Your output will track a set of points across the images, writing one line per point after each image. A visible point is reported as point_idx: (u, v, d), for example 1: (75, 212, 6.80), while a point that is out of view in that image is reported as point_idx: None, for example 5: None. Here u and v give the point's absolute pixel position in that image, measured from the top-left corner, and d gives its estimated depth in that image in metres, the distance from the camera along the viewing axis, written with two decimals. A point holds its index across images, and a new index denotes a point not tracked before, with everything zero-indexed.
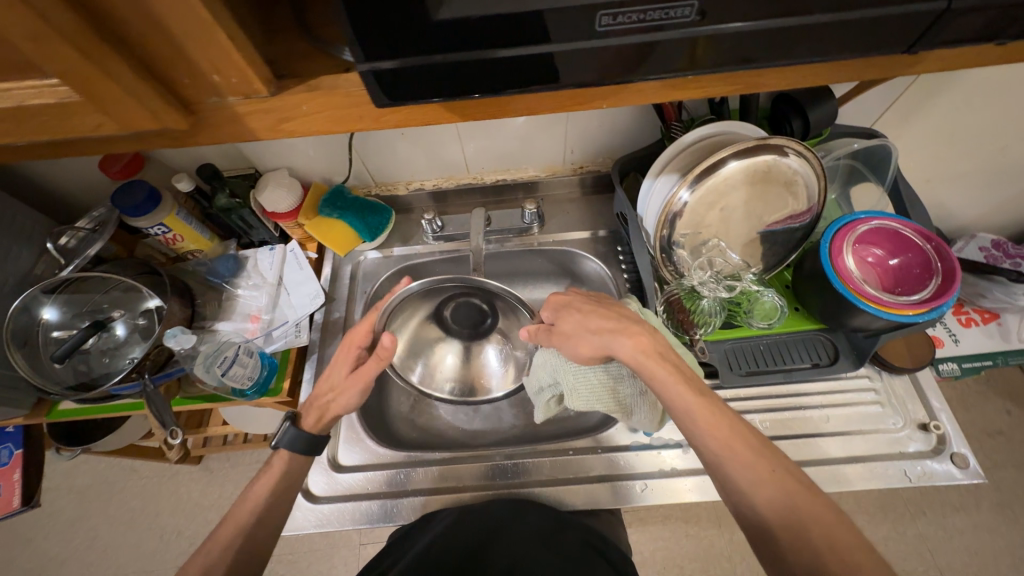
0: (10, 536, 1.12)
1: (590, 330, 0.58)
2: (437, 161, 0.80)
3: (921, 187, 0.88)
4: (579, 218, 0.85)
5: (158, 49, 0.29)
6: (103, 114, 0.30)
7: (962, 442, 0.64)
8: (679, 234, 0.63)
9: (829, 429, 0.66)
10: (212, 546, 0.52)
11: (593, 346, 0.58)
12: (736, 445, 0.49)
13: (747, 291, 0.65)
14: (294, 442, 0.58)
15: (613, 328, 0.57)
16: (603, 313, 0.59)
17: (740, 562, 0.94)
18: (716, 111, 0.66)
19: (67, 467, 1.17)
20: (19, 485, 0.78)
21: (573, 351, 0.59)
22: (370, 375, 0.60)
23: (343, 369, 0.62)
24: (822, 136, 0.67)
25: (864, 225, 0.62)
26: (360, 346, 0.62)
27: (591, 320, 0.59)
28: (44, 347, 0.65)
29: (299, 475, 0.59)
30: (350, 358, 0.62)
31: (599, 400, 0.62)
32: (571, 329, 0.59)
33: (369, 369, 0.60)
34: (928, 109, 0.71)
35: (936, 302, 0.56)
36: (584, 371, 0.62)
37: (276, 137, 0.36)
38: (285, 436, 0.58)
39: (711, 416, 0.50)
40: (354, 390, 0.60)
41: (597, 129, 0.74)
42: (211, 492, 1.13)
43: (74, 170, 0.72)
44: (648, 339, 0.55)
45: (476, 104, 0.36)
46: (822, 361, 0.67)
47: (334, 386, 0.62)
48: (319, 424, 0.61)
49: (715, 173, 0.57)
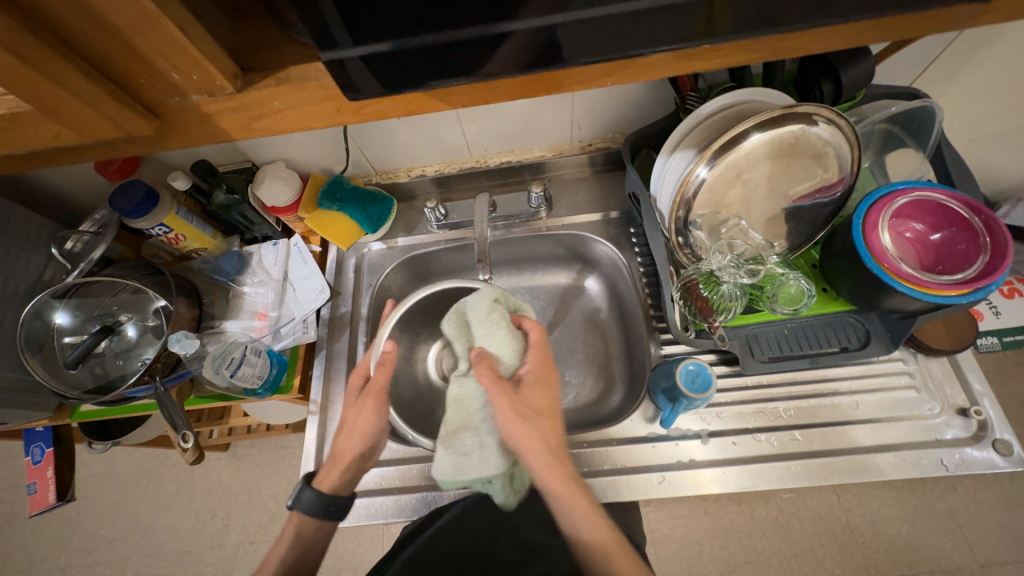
0: (58, 521, 1.18)
1: (532, 408, 0.55)
2: (438, 144, 0.76)
3: (964, 148, 0.80)
4: (589, 199, 0.81)
5: (105, 44, 0.26)
6: (57, 121, 0.28)
7: (1005, 428, 0.60)
8: (696, 214, 0.59)
9: (859, 416, 0.62)
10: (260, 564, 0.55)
11: (521, 429, 0.53)
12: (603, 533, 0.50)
13: (771, 274, 0.62)
14: (310, 508, 0.56)
15: (550, 413, 0.56)
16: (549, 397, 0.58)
17: (761, 538, 0.93)
18: (737, 76, 0.60)
19: (105, 456, 1.22)
20: (52, 481, 0.81)
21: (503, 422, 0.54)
22: (381, 388, 0.60)
23: (352, 401, 0.62)
24: (854, 100, 0.61)
25: (903, 197, 0.57)
26: (365, 376, 0.63)
27: (542, 395, 0.57)
28: (60, 352, 0.66)
29: (312, 542, 0.57)
30: (355, 386, 0.62)
31: (453, 410, 0.59)
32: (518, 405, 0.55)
33: (379, 379, 0.60)
34: (978, 60, 0.63)
35: (982, 281, 0.51)
36: (478, 399, 0.59)
37: (251, 136, 0.34)
38: (303, 498, 0.56)
39: (588, 510, 0.51)
40: (367, 409, 0.60)
41: (606, 103, 0.69)
42: (239, 477, 1.17)
43: (72, 171, 0.71)
44: (554, 431, 0.55)
45: (465, 89, 0.33)
46: (851, 345, 0.63)
47: (347, 422, 0.61)
48: (335, 481, 0.58)
49: (736, 148, 0.52)
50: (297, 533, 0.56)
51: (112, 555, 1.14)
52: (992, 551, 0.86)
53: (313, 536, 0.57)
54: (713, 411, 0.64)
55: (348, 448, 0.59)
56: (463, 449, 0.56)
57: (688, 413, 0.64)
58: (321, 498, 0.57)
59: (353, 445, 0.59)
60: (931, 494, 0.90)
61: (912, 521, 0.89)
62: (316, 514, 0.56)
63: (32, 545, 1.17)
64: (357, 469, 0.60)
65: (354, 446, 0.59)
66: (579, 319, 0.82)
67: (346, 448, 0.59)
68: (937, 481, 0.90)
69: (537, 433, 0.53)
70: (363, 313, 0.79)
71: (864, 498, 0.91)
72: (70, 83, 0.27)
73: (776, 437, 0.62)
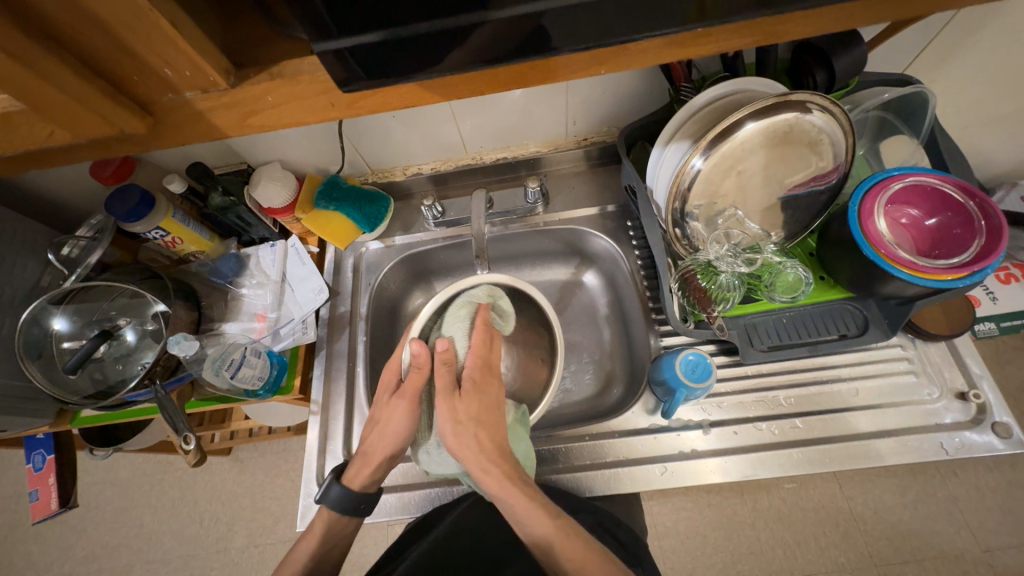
0: (62, 528, 1.18)
1: (468, 413, 0.52)
2: (434, 141, 0.76)
3: (958, 134, 0.81)
4: (585, 193, 0.81)
5: (97, 40, 0.26)
6: (52, 121, 0.28)
7: (1004, 411, 0.60)
8: (692, 205, 0.59)
9: (859, 402, 0.63)
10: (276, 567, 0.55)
11: (454, 437, 0.51)
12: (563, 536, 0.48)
13: (768, 263, 0.61)
14: (338, 504, 0.57)
15: (496, 415, 0.53)
16: (497, 397, 0.54)
17: (764, 528, 0.93)
18: (730, 67, 0.60)
19: (107, 462, 1.22)
20: (54, 489, 0.82)
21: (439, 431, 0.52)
22: (416, 390, 0.55)
23: (384, 402, 0.57)
24: (848, 88, 0.61)
25: (898, 183, 0.57)
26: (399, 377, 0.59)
27: (490, 394, 0.54)
28: (58, 358, 0.66)
29: (336, 536, 0.57)
30: (388, 386, 0.59)
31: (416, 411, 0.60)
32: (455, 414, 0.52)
33: (413, 382, 0.54)
34: (969, 46, 0.64)
35: (978, 265, 0.51)
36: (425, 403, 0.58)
37: (246, 133, 0.34)
38: (331, 494, 0.57)
39: (541, 511, 0.49)
40: (399, 412, 0.55)
41: (601, 97, 0.69)
42: (242, 481, 1.17)
43: (67, 176, 0.71)
44: (492, 435, 0.52)
45: (461, 79, 0.33)
46: (850, 332, 0.63)
47: (377, 421, 0.57)
48: (366, 480, 0.57)
49: (730, 138, 0.52)
50: (325, 527, 0.57)
51: (117, 561, 1.14)
52: (993, 535, 0.86)
53: (336, 529, 0.57)
54: (713, 401, 0.64)
55: (381, 449, 0.57)
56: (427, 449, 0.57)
57: (689, 404, 0.64)
58: (351, 494, 0.57)
59: (384, 447, 0.56)
60: (932, 481, 0.90)
61: (914, 507, 0.89)
62: (341, 509, 0.57)
63: (36, 553, 1.17)
64: (386, 469, 0.58)
65: (385, 447, 0.56)
66: (579, 313, 0.83)
67: (374, 449, 0.57)
68: (938, 467, 0.91)
69: (471, 438, 0.51)
70: (362, 312, 0.79)
71: (866, 486, 0.92)
72: (62, 82, 0.27)
73: (776, 425, 0.62)
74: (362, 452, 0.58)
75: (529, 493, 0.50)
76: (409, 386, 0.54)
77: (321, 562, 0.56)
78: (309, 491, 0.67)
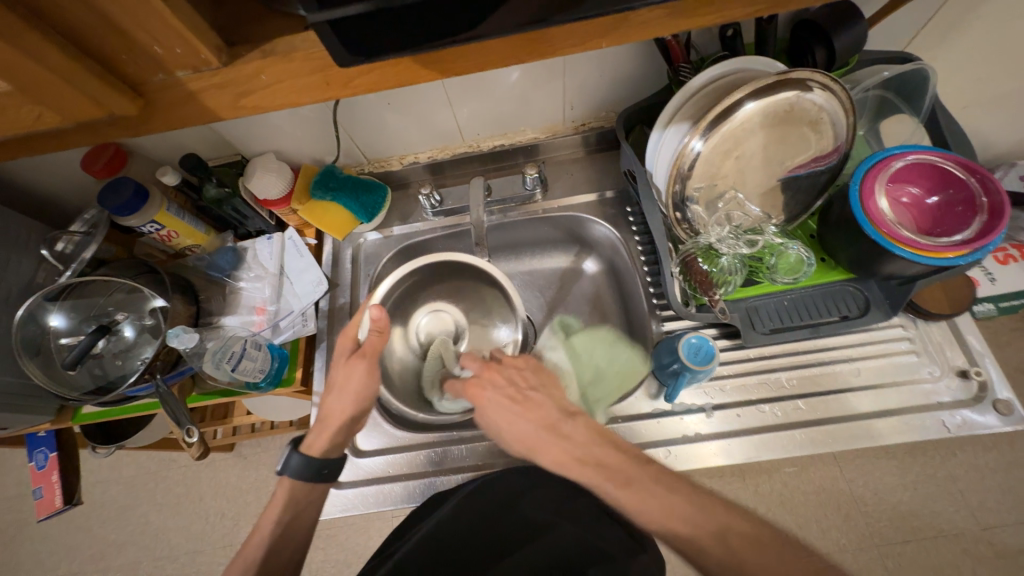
0: (68, 528, 1.18)
1: (513, 414, 0.53)
2: (430, 130, 0.75)
3: (957, 114, 0.80)
4: (584, 179, 0.81)
5: (81, 16, 0.26)
6: (37, 102, 0.28)
7: (1005, 387, 0.60)
8: (693, 188, 0.58)
9: (860, 382, 0.63)
10: (243, 555, 0.52)
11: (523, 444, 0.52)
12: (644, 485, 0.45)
13: (770, 245, 0.61)
14: (300, 471, 0.55)
15: (525, 393, 0.54)
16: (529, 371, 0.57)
17: (767, 512, 0.93)
18: (729, 46, 0.59)
19: (111, 461, 1.22)
20: (59, 485, 0.81)
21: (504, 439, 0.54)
22: (376, 350, 0.58)
23: (341, 363, 0.59)
24: (848, 67, 0.60)
25: (899, 161, 0.56)
26: (354, 339, 0.60)
27: (506, 371, 0.57)
28: (57, 354, 0.65)
29: (303, 505, 0.55)
30: (344, 350, 0.60)
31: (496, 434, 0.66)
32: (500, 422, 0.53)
33: (374, 345, 0.58)
34: (970, 22, 0.63)
35: (980, 243, 0.51)
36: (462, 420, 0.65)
37: (239, 115, 0.33)
38: (291, 463, 0.55)
39: (610, 482, 0.46)
40: (358, 372, 0.58)
41: (598, 81, 0.69)
42: (246, 476, 1.17)
43: (60, 171, 0.70)
44: (539, 415, 0.52)
45: (456, 53, 0.32)
46: (851, 313, 0.63)
47: (335, 385, 0.59)
48: (325, 445, 0.58)
49: (730, 118, 0.52)
50: (290, 496, 0.55)
51: (125, 557, 1.14)
52: (993, 514, 0.87)
53: (304, 499, 0.56)
54: (715, 385, 0.64)
55: (338, 412, 0.59)
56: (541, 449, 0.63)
57: (691, 388, 0.64)
58: (311, 462, 0.56)
59: (343, 409, 0.58)
60: (932, 461, 0.91)
61: (914, 488, 0.90)
62: (306, 477, 0.56)
63: (43, 552, 1.17)
64: (347, 432, 0.60)
65: (345, 409, 0.59)
66: (580, 301, 0.83)
67: (336, 411, 0.58)
68: (937, 448, 0.91)
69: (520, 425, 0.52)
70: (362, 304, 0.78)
71: (866, 469, 0.92)
72: (49, 61, 0.26)
73: (779, 407, 0.63)
74: (321, 418, 0.59)
75: (590, 466, 0.48)
76: (370, 346, 0.58)
77: (279, 544, 0.52)
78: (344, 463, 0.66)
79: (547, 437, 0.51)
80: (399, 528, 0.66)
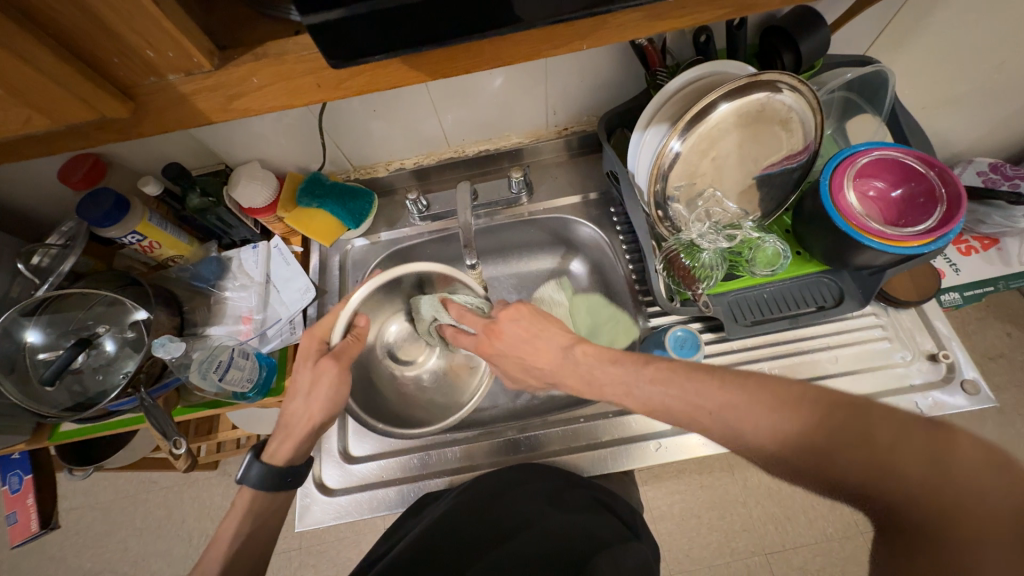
0: (41, 558, 1.13)
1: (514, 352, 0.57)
2: (414, 137, 0.76)
3: (917, 115, 0.85)
4: (568, 182, 0.82)
5: (79, 23, 0.27)
6: (28, 106, 0.28)
7: (971, 367, 0.64)
8: (673, 187, 0.61)
9: (837, 369, 0.66)
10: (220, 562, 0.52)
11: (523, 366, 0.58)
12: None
13: (748, 240, 0.63)
14: (259, 483, 0.54)
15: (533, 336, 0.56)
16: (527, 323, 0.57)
17: (755, 504, 0.95)
18: (702, 51, 0.62)
19: (87, 486, 1.17)
20: (34, 509, 0.78)
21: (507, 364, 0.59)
22: (350, 357, 0.57)
23: (307, 366, 0.57)
24: (814, 69, 0.64)
25: (865, 157, 0.59)
26: (323, 341, 0.59)
27: (511, 326, 0.57)
28: (33, 370, 0.63)
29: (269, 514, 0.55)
30: (311, 353, 0.58)
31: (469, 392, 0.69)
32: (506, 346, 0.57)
33: (349, 348, 0.58)
34: (922, 29, 0.67)
35: (941, 231, 0.54)
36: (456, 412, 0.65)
37: (229, 117, 0.34)
38: (252, 474, 0.54)
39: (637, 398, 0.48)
40: (327, 377, 0.56)
41: (578, 87, 0.71)
42: (232, 495, 1.14)
43: (36, 182, 0.68)
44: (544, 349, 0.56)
45: (444, 55, 0.33)
46: (827, 303, 0.66)
47: (302, 389, 0.57)
48: (288, 454, 0.56)
49: (706, 119, 0.54)
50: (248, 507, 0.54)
51: None
52: None
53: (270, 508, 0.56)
54: None
55: (303, 419, 0.57)
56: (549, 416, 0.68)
57: None
58: (274, 470, 0.55)
59: (310, 415, 0.57)
60: None
61: None
62: (266, 487, 0.54)
63: None
64: (311, 440, 0.58)
65: (314, 415, 0.57)
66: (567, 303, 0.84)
67: (303, 416, 0.57)
68: None
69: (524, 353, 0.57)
70: None
71: None
72: (45, 67, 0.27)
73: None
74: (284, 423, 0.57)
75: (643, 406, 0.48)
76: (346, 352, 0.57)
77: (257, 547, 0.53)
78: (336, 466, 0.66)
79: (563, 369, 0.54)
80: (395, 529, 0.66)
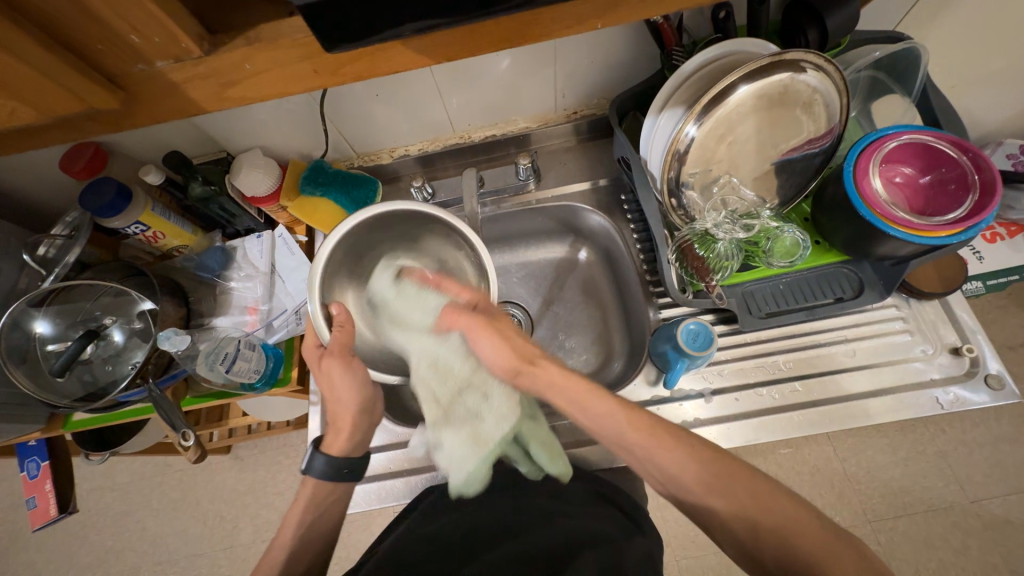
0: (63, 537, 1.16)
1: (507, 330, 0.56)
2: (419, 121, 0.73)
3: (946, 95, 0.80)
4: (577, 168, 0.80)
5: (58, 7, 0.25)
6: (13, 98, 0.27)
7: (996, 362, 0.61)
8: (687, 174, 0.58)
9: (855, 362, 0.64)
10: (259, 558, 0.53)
11: (521, 349, 0.55)
12: (641, 445, 0.47)
13: (765, 229, 0.60)
14: (325, 473, 0.56)
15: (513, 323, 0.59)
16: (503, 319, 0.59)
17: None
18: (721, 29, 0.58)
19: (105, 468, 1.20)
20: (52, 494, 0.79)
21: (495, 352, 0.54)
22: (344, 348, 0.56)
23: (316, 370, 0.57)
24: (841, 46, 0.60)
25: (893, 141, 0.56)
26: (320, 342, 0.58)
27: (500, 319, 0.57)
28: (44, 361, 0.63)
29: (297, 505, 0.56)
30: (313, 356, 0.58)
31: (432, 372, 0.54)
32: (497, 330, 0.55)
33: (340, 339, 0.55)
34: (957, 2, 0.63)
35: (973, 220, 0.51)
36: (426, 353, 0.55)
37: (224, 105, 0.33)
38: (315, 465, 0.56)
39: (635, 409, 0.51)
40: (336, 370, 0.56)
41: (589, 68, 0.68)
42: (245, 478, 1.16)
43: (38, 171, 0.68)
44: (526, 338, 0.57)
45: (448, 38, 0.31)
46: (846, 295, 0.63)
47: (325, 390, 0.58)
48: (345, 445, 0.58)
49: (724, 102, 0.51)
50: (311, 499, 0.55)
51: (123, 564, 1.13)
52: (980, 487, 0.88)
53: (326, 501, 0.57)
54: (714, 370, 0.65)
55: (345, 414, 0.59)
56: (468, 411, 0.53)
57: (690, 373, 0.65)
58: (334, 461, 0.57)
59: (348, 405, 0.58)
60: (923, 438, 0.91)
61: (905, 465, 0.91)
62: (329, 477, 0.56)
63: (40, 561, 1.15)
64: (359, 428, 0.59)
65: (352, 400, 0.58)
66: (574, 291, 0.82)
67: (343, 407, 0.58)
68: (927, 425, 0.92)
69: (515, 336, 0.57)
70: None
71: (860, 447, 0.92)
72: (27, 56, 0.26)
73: (776, 389, 0.63)
74: (331, 419, 0.59)
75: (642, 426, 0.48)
76: (335, 343, 0.55)
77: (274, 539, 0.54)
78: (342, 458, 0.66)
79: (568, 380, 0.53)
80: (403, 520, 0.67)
